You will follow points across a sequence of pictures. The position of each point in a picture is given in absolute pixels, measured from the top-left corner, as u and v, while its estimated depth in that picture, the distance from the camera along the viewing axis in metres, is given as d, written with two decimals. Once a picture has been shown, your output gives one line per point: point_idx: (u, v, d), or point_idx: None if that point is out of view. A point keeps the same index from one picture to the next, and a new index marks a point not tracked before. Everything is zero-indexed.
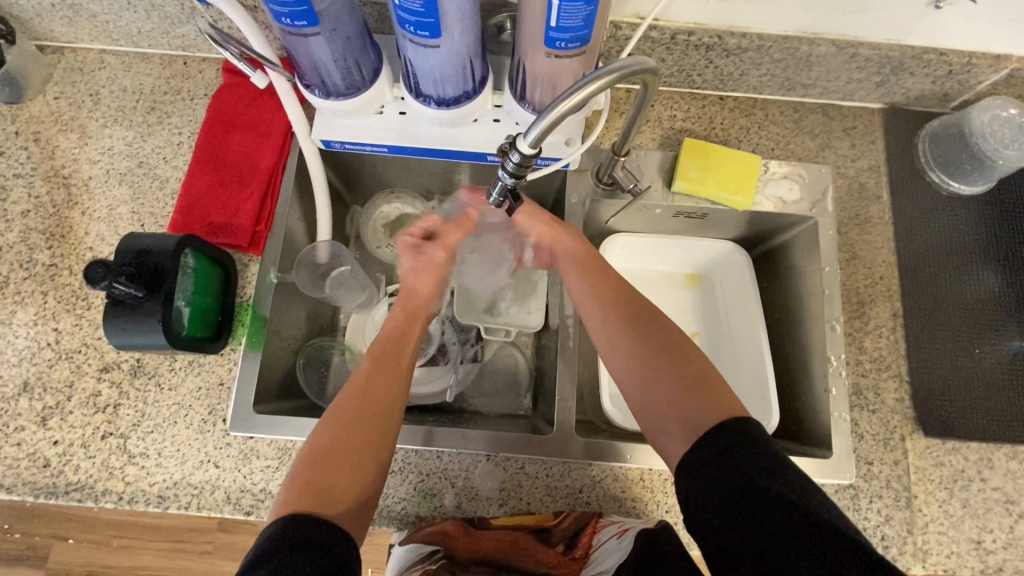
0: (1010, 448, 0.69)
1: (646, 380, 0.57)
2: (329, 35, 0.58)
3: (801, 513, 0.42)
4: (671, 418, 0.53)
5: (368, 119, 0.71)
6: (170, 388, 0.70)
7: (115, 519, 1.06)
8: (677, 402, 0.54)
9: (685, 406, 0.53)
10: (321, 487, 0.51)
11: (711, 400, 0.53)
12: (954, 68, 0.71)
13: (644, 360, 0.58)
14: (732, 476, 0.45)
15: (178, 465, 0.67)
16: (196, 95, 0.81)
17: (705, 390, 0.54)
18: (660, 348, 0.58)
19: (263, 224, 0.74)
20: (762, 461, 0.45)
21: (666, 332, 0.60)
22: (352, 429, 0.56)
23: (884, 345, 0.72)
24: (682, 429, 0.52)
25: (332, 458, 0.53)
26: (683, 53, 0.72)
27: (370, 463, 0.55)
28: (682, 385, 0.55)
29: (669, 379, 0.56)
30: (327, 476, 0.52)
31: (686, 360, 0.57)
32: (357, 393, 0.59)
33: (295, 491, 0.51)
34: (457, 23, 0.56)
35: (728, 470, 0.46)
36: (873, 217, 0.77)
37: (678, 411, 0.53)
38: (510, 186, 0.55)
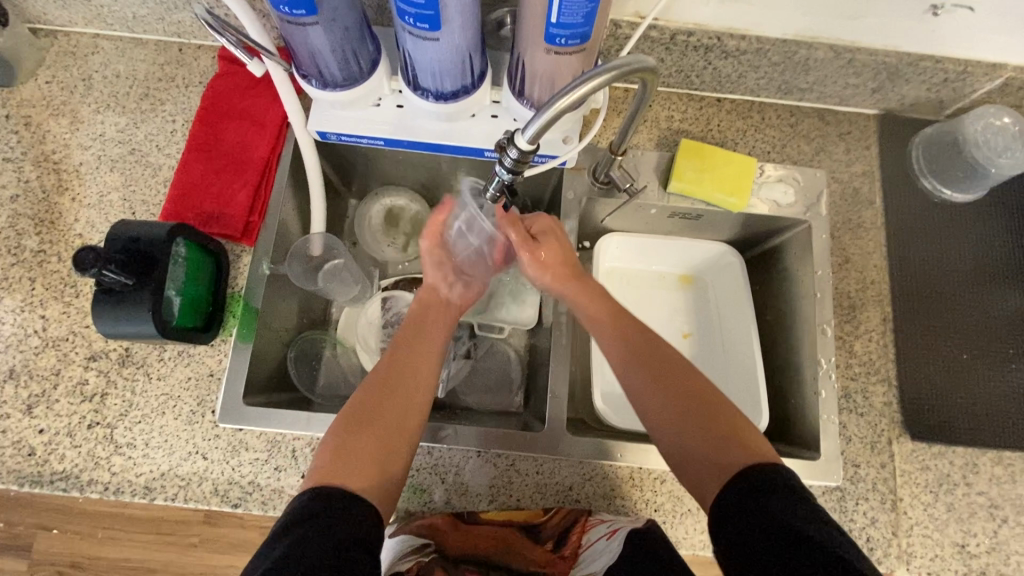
0: (995, 453, 0.69)
1: (672, 423, 0.57)
2: (327, 25, 0.58)
3: (830, 554, 0.43)
4: (700, 463, 0.54)
5: (366, 111, 0.71)
6: (159, 378, 0.69)
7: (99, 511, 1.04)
8: (706, 446, 0.54)
9: (715, 448, 0.54)
10: (349, 462, 0.53)
11: (739, 442, 0.53)
12: (950, 76, 0.72)
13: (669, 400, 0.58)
14: (762, 514, 0.47)
15: (165, 456, 0.67)
16: (190, 82, 0.80)
17: (731, 432, 0.54)
18: (684, 391, 0.58)
19: (257, 215, 0.74)
20: (794, 504, 0.46)
21: (687, 372, 0.60)
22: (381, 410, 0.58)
23: (874, 349, 0.72)
24: (715, 472, 0.53)
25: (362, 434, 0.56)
26: (682, 53, 0.72)
27: (397, 448, 0.56)
28: (711, 429, 0.55)
29: (696, 423, 0.56)
30: (356, 449, 0.54)
31: (711, 403, 0.57)
32: (381, 376, 0.61)
33: (326, 460, 0.53)
34: (457, 17, 0.56)
35: (758, 509, 0.47)
36: (866, 222, 0.77)
37: (708, 457, 0.54)
38: (507, 182, 0.55)
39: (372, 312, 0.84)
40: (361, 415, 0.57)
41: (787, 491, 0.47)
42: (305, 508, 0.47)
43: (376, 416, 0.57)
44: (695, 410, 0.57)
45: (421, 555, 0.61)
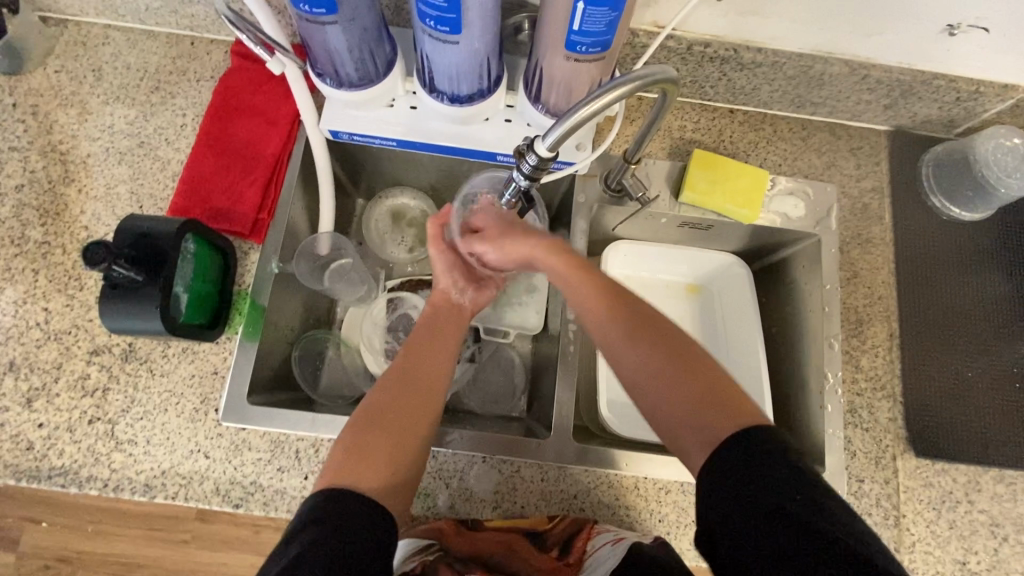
0: (997, 472, 0.70)
1: (656, 394, 0.54)
2: (347, 24, 0.58)
3: (815, 533, 0.42)
4: (685, 429, 0.52)
5: (378, 112, 0.70)
6: (162, 375, 0.68)
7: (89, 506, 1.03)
8: (691, 413, 0.52)
9: (700, 415, 0.51)
10: (361, 461, 0.53)
11: (727, 407, 0.51)
12: (962, 95, 0.72)
13: (654, 369, 0.55)
14: (745, 489, 0.45)
15: (166, 454, 0.66)
16: (202, 77, 0.79)
17: (719, 398, 0.52)
18: (671, 357, 0.55)
19: (266, 213, 0.73)
20: (776, 475, 0.45)
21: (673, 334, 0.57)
22: (393, 412, 0.57)
23: (880, 364, 0.73)
24: (699, 440, 0.50)
25: (374, 430, 0.55)
26: (698, 64, 0.72)
27: (410, 449, 0.56)
28: (695, 394, 0.52)
29: (680, 389, 0.53)
30: (370, 447, 0.54)
31: (696, 367, 0.54)
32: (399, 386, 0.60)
33: (341, 457, 0.53)
34: (479, 22, 0.55)
35: (744, 481, 0.46)
36: (875, 237, 0.77)
37: (693, 424, 0.51)
38: (524, 188, 0.56)
39: (377, 313, 0.83)
40: (373, 413, 0.57)
41: (773, 458, 0.46)
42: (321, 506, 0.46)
43: (389, 415, 0.57)
44: (681, 377, 0.54)
45: (427, 552, 0.60)
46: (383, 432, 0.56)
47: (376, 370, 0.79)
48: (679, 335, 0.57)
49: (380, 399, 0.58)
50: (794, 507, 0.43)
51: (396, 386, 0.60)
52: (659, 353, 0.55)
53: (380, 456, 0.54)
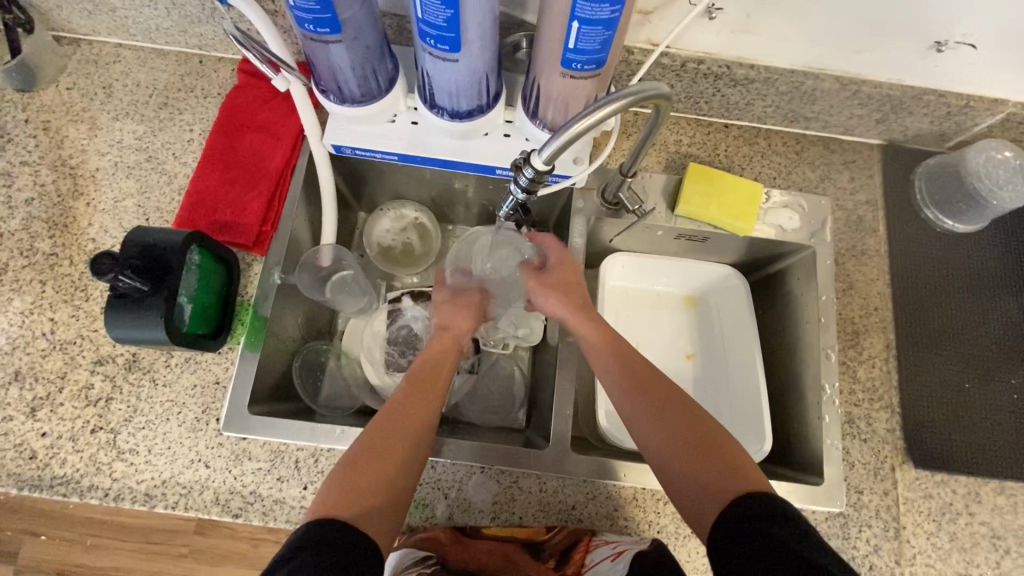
0: (998, 483, 0.70)
1: (670, 462, 0.55)
2: (350, 43, 0.60)
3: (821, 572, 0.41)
4: (696, 491, 0.52)
5: (380, 127, 0.72)
6: (165, 385, 0.69)
7: (93, 518, 1.02)
8: (701, 472, 0.53)
9: (711, 476, 0.52)
10: (356, 491, 0.51)
11: (739, 471, 0.52)
12: (952, 109, 0.74)
13: (665, 432, 0.57)
14: (757, 540, 0.45)
15: (167, 464, 0.66)
16: (210, 93, 0.82)
17: (729, 462, 0.53)
18: (681, 421, 0.57)
19: (269, 225, 0.75)
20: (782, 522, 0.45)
21: (682, 401, 0.60)
22: (389, 446, 0.56)
23: (877, 375, 0.73)
24: (709, 500, 0.51)
25: (373, 464, 0.54)
26: (692, 80, 0.74)
27: (394, 481, 0.54)
28: (702, 455, 0.54)
29: (692, 449, 0.55)
30: (366, 470, 0.53)
31: (707, 431, 0.56)
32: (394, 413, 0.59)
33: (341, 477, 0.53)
34: (477, 40, 0.57)
35: (760, 534, 0.46)
36: (870, 249, 0.78)
37: (706, 484, 0.52)
38: (521, 201, 0.57)
39: (378, 324, 0.84)
40: (380, 433, 0.57)
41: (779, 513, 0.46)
42: (319, 530, 0.46)
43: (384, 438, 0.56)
44: (698, 445, 0.55)
45: (424, 565, 0.62)
46: (375, 474, 0.53)
47: (377, 381, 0.80)
48: (687, 399, 0.60)
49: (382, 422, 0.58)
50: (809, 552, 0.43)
51: (392, 421, 0.58)
52: (679, 426, 0.57)
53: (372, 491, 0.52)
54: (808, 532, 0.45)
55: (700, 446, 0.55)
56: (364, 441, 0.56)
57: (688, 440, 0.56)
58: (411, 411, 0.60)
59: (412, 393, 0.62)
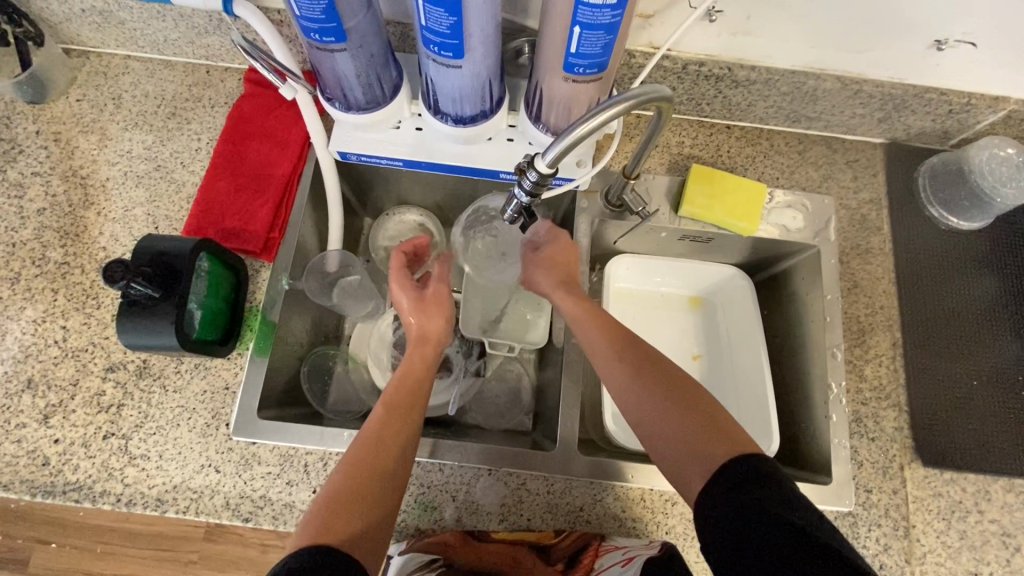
0: (1007, 480, 0.69)
1: (660, 436, 0.55)
2: (355, 51, 0.61)
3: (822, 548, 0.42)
4: (687, 463, 0.52)
5: (385, 133, 0.73)
6: (175, 391, 0.70)
7: (85, 541, 1.00)
8: (689, 442, 0.53)
9: (698, 444, 0.52)
10: (340, 521, 0.51)
11: (728, 437, 0.52)
12: (955, 108, 0.74)
13: (657, 407, 0.56)
14: (751, 511, 0.45)
15: (178, 469, 0.67)
16: (217, 103, 0.83)
17: (718, 429, 0.53)
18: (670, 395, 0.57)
19: (277, 232, 0.75)
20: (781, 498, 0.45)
21: (670, 370, 0.59)
22: (370, 471, 0.55)
23: (884, 373, 0.73)
24: (701, 471, 0.51)
25: (354, 490, 0.54)
26: (693, 82, 0.74)
27: (377, 504, 0.54)
28: (693, 427, 0.54)
29: (683, 424, 0.54)
30: (347, 498, 0.53)
31: (695, 403, 0.56)
32: (371, 435, 0.58)
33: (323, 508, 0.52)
34: (480, 46, 0.58)
35: (752, 504, 0.46)
36: (875, 248, 0.78)
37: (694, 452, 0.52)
38: (525, 204, 0.57)
39: (384, 328, 0.85)
40: (358, 457, 0.56)
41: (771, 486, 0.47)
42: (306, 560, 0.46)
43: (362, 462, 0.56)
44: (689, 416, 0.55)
45: (429, 568, 0.61)
46: (356, 497, 0.53)
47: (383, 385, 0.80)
48: (675, 368, 0.60)
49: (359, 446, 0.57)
50: (806, 524, 0.43)
51: (374, 443, 0.57)
52: (669, 399, 0.56)
53: (359, 514, 0.52)
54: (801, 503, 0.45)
55: (691, 418, 0.54)
56: (344, 468, 0.56)
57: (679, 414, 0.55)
58: (387, 434, 0.58)
59: (389, 412, 0.60)
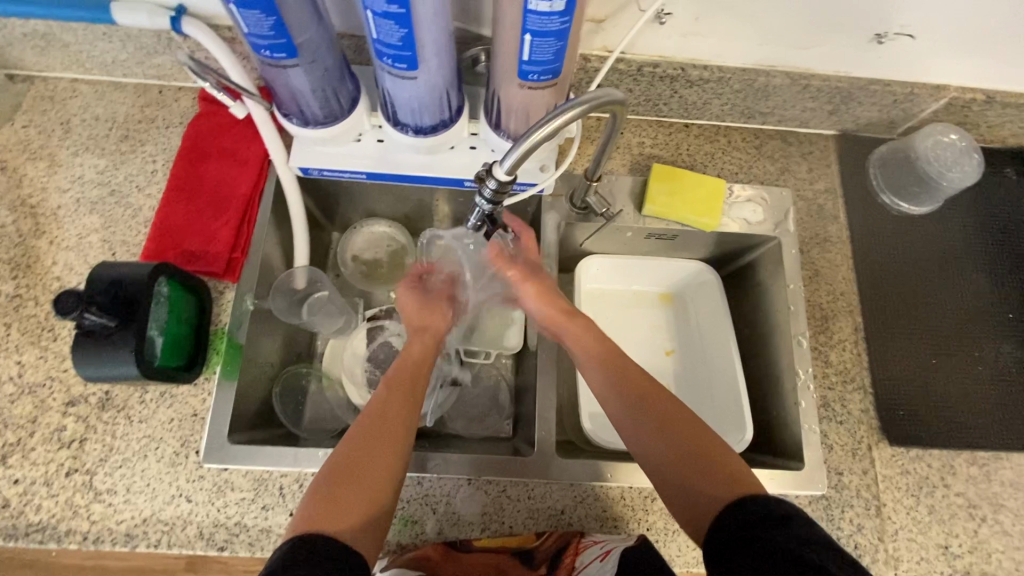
0: (970, 454, 0.72)
1: (665, 474, 0.57)
2: (308, 66, 0.60)
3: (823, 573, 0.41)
4: (691, 503, 0.54)
5: (347, 146, 0.72)
6: (140, 421, 0.68)
7: None
8: (691, 483, 0.55)
9: (703, 483, 0.54)
10: (343, 500, 0.52)
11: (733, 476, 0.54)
12: (898, 98, 0.77)
13: (660, 447, 0.58)
14: (762, 544, 0.46)
15: (148, 501, 0.65)
16: (171, 123, 0.81)
17: (720, 470, 0.55)
18: (675, 434, 0.58)
19: (239, 251, 0.74)
20: (792, 531, 0.45)
21: (672, 407, 0.60)
22: (372, 448, 0.56)
23: (848, 358, 0.75)
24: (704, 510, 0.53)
25: (356, 470, 0.54)
26: (649, 83, 0.76)
27: (383, 482, 0.55)
28: (695, 467, 0.55)
29: (687, 465, 0.56)
30: (352, 472, 0.54)
31: (699, 442, 0.57)
32: (375, 416, 0.59)
33: (328, 483, 0.53)
34: (434, 56, 0.58)
35: (760, 538, 0.46)
36: (832, 236, 0.80)
37: (699, 492, 0.54)
38: (487, 213, 0.58)
39: (358, 342, 0.84)
40: (362, 435, 0.57)
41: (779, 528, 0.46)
42: (302, 544, 0.46)
43: (365, 441, 0.56)
44: (693, 457, 0.56)
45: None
46: (359, 475, 0.54)
47: (360, 401, 0.79)
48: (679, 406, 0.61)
49: (363, 425, 0.58)
50: (813, 557, 0.43)
51: (378, 420, 0.58)
52: (673, 439, 0.58)
53: (363, 493, 0.53)
54: (810, 535, 0.45)
55: (696, 458, 0.56)
56: (348, 445, 0.56)
57: (682, 454, 0.57)
58: (389, 414, 0.59)
59: (394, 393, 0.61)
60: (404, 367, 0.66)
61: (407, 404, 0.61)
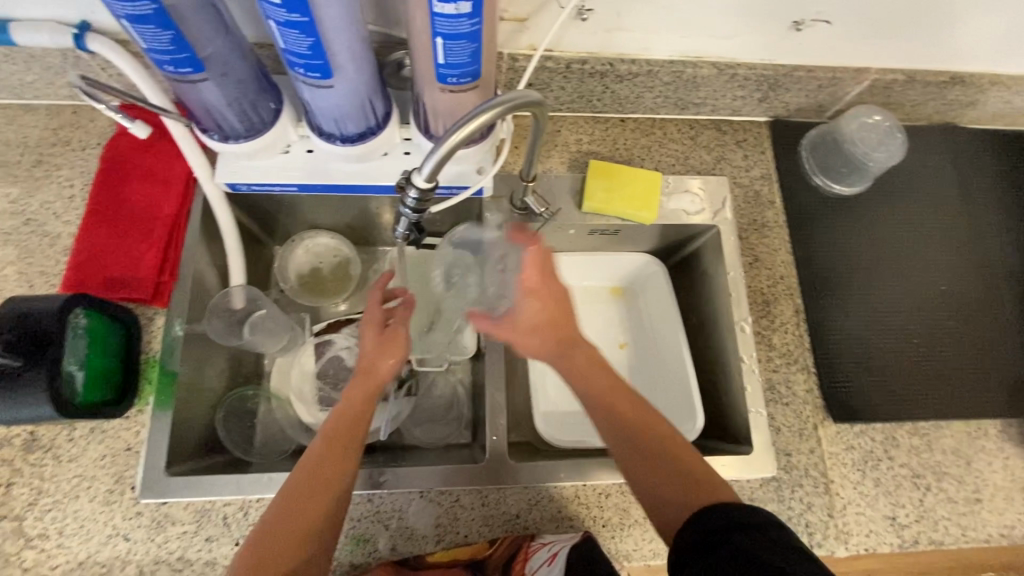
0: (910, 425, 0.74)
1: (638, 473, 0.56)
2: (218, 79, 0.58)
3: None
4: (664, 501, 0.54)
5: (275, 159, 0.69)
6: (71, 460, 0.65)
7: None
8: (667, 483, 0.54)
9: (677, 485, 0.54)
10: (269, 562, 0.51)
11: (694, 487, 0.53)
12: (823, 82, 0.78)
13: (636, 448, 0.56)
14: (736, 549, 0.45)
15: (82, 544, 0.62)
16: (88, 144, 0.77)
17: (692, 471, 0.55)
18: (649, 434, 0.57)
19: (168, 274, 0.71)
20: (766, 537, 0.46)
21: (645, 409, 0.58)
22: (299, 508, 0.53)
23: (791, 340, 0.76)
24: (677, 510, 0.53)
25: (283, 532, 0.52)
26: (580, 80, 0.75)
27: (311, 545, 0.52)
28: (669, 470, 0.55)
29: (662, 467, 0.55)
30: (282, 533, 0.52)
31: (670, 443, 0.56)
32: (306, 471, 0.55)
33: (257, 544, 0.52)
34: (350, 64, 0.57)
35: (734, 542, 0.46)
36: (770, 222, 0.82)
37: (671, 493, 0.54)
38: (414, 222, 0.56)
39: (305, 358, 0.81)
40: (291, 494, 0.54)
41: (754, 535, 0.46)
42: None
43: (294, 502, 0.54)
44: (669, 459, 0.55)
45: None
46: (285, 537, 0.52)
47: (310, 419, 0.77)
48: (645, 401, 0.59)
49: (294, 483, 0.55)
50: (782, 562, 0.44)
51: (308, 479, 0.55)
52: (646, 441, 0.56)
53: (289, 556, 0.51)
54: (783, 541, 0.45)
55: (669, 461, 0.55)
56: (279, 503, 0.54)
57: (655, 455, 0.56)
58: (321, 473, 0.55)
59: (327, 450, 0.56)
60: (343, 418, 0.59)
61: (339, 463, 0.56)
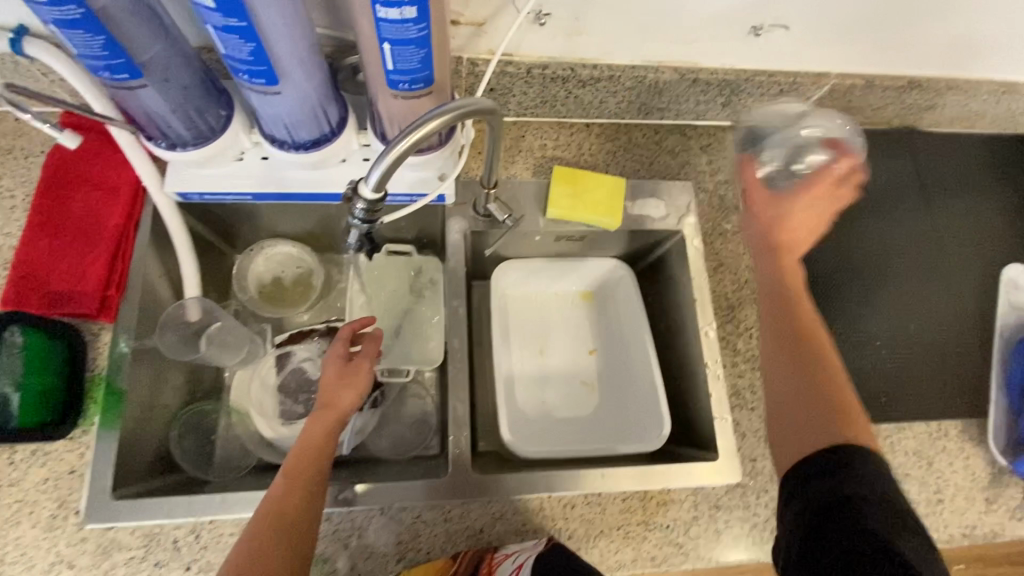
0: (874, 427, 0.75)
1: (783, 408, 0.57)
2: (159, 85, 0.57)
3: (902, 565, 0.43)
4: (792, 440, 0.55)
5: (226, 166, 0.67)
6: (11, 484, 0.62)
7: None
8: (795, 423, 0.55)
9: (811, 422, 0.54)
10: None
11: (830, 417, 0.53)
12: (784, 87, 0.78)
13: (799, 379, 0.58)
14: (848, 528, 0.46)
15: (23, 573, 0.59)
16: (31, 153, 0.74)
17: (825, 410, 0.54)
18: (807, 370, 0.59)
19: (114, 288, 0.68)
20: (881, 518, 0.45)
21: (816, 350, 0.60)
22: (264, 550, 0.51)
23: (755, 344, 0.76)
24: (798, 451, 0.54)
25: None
26: (541, 85, 0.74)
27: None
28: (808, 408, 0.55)
29: (804, 406, 0.56)
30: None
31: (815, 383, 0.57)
32: (270, 513, 0.53)
33: None
34: (296, 68, 0.55)
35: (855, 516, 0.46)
36: (734, 226, 0.82)
37: (796, 433, 0.55)
38: (364, 233, 0.55)
39: (265, 371, 0.79)
40: (255, 538, 0.52)
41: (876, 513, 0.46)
42: None
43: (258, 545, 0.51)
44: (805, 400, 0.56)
45: None
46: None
47: (269, 434, 0.74)
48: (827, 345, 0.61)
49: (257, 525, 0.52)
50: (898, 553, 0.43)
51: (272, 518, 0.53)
52: (799, 377, 0.58)
53: None
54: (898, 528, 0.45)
55: (808, 401, 0.56)
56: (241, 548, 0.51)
57: (801, 395, 0.57)
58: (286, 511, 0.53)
59: (291, 486, 0.55)
60: (305, 454, 0.58)
61: (305, 500, 0.55)
